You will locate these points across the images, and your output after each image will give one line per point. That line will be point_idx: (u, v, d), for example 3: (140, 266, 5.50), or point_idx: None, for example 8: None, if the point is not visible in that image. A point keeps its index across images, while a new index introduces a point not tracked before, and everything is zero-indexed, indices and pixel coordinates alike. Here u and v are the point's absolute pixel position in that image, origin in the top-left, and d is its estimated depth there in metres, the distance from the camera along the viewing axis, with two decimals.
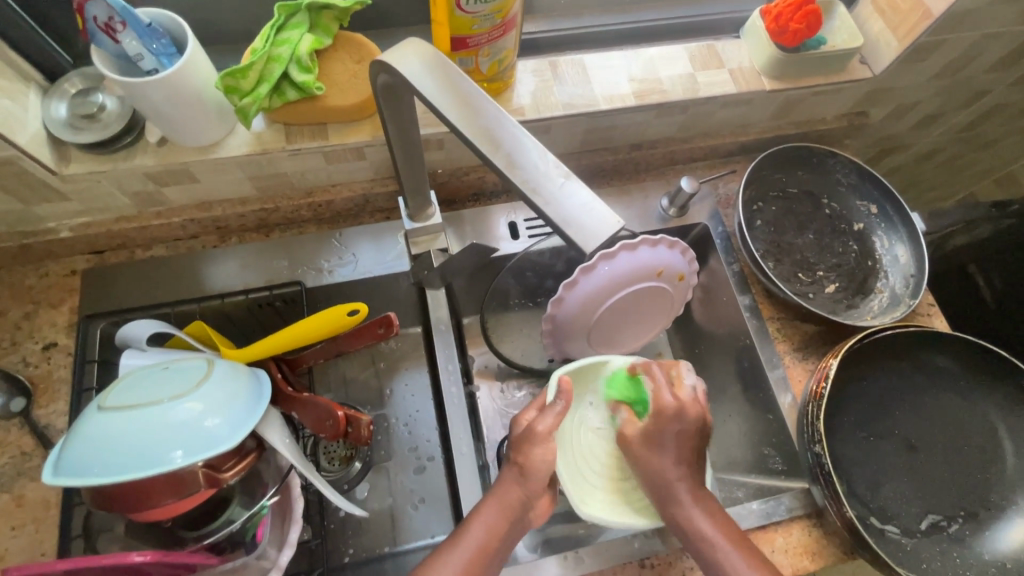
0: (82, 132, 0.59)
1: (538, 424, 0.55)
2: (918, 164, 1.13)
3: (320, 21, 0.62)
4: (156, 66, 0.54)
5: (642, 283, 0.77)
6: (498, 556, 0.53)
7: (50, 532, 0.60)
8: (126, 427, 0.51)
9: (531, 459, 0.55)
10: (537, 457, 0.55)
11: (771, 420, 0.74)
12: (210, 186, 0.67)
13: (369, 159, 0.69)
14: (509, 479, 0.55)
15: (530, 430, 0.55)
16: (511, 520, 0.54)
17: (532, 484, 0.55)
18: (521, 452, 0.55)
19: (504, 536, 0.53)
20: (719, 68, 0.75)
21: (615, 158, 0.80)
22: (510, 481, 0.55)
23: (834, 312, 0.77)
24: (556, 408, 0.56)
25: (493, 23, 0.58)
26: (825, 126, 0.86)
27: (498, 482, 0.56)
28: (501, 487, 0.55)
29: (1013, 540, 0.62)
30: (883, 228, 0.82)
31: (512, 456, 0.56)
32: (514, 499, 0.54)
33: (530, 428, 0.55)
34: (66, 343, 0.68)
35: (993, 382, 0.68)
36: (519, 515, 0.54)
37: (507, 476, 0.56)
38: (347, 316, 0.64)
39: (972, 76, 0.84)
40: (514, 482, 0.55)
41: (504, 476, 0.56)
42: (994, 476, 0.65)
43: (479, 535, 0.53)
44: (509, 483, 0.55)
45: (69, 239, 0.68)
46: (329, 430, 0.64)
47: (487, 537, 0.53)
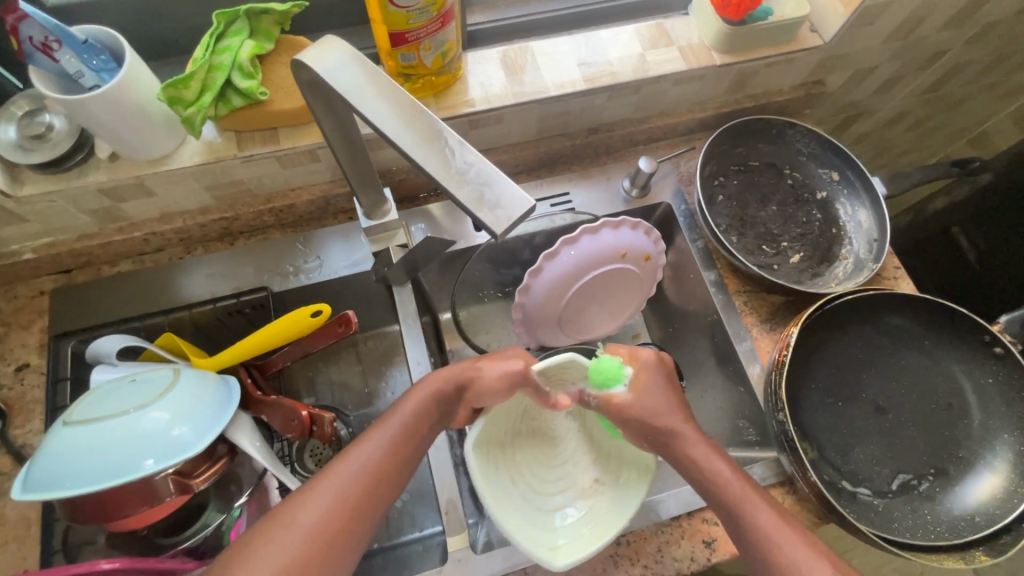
0: (31, 152, 0.59)
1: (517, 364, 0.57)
2: (886, 130, 1.13)
3: (260, 26, 0.62)
4: (97, 82, 0.55)
5: (607, 265, 0.78)
6: (413, 450, 0.53)
7: (32, 548, 0.61)
8: (92, 439, 0.52)
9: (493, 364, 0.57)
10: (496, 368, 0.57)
11: (742, 392, 0.75)
12: (167, 198, 0.68)
13: (324, 161, 0.69)
14: (440, 381, 0.56)
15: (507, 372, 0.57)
16: (422, 421, 0.55)
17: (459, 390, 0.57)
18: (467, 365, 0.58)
19: (413, 436, 0.53)
20: (668, 46, 0.75)
21: (573, 143, 0.81)
22: (434, 386, 0.56)
23: (799, 281, 0.77)
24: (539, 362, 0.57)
25: (429, 16, 0.58)
26: (783, 98, 0.86)
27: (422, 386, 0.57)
28: (425, 387, 0.56)
29: (981, 494, 0.63)
30: (846, 195, 0.82)
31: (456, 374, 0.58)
32: (447, 396, 0.56)
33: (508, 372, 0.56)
34: (38, 363, 0.69)
35: (956, 339, 0.68)
36: (442, 411, 0.57)
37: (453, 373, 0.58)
38: (310, 317, 0.64)
39: (926, 36, 0.83)
40: (430, 394, 0.56)
41: (429, 378, 0.57)
42: (962, 432, 0.66)
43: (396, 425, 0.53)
44: (433, 385, 0.56)
45: (34, 260, 0.69)
46: (296, 429, 0.65)
47: (405, 427, 0.53)
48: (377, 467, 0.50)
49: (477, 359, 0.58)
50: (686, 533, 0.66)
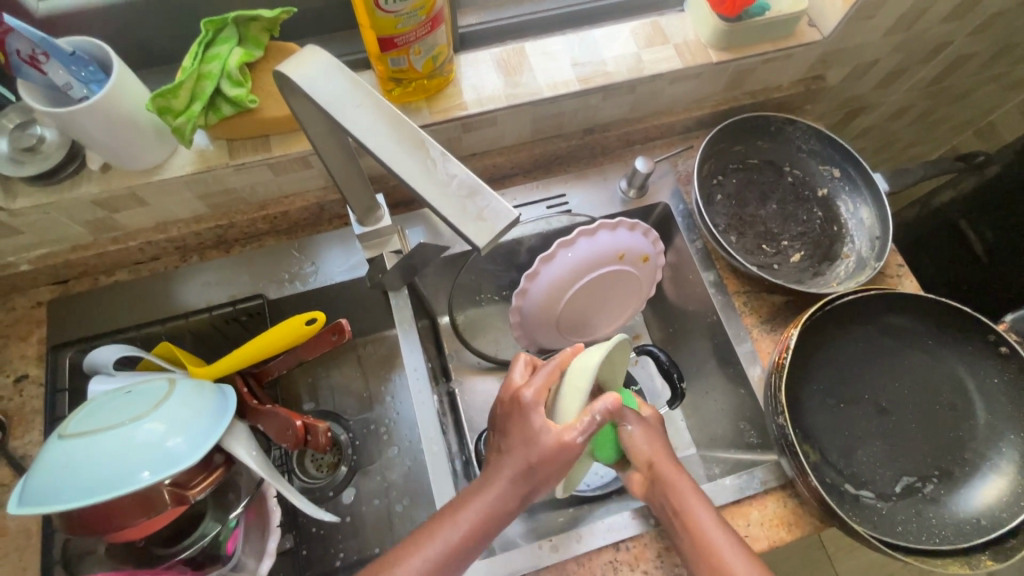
0: (23, 165, 0.59)
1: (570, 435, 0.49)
2: (890, 123, 1.12)
3: (248, 33, 0.62)
4: (86, 93, 0.55)
5: (605, 267, 0.77)
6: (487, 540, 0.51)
7: (33, 559, 0.61)
8: (87, 452, 0.52)
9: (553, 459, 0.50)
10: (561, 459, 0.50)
11: (743, 394, 0.74)
12: (161, 207, 0.68)
13: (316, 167, 0.69)
14: (515, 477, 0.50)
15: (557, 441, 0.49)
16: (499, 516, 0.51)
17: (534, 484, 0.51)
18: (541, 457, 0.50)
19: (491, 528, 0.51)
20: (664, 44, 0.74)
21: (568, 144, 0.80)
22: (512, 475, 0.50)
23: (800, 281, 0.76)
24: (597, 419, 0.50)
25: (418, 20, 0.57)
26: (782, 93, 0.85)
27: (500, 476, 0.51)
28: (507, 480, 0.51)
29: (987, 496, 0.62)
30: (847, 191, 0.81)
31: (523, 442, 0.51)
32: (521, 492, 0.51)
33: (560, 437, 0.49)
34: (36, 374, 0.69)
35: (960, 338, 0.67)
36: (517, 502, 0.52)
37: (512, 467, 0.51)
38: (305, 325, 0.64)
39: (929, 29, 0.82)
40: (510, 480, 0.51)
41: (510, 470, 0.51)
42: (967, 433, 0.65)
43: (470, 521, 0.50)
44: (511, 480, 0.51)
45: (30, 271, 0.69)
46: (290, 439, 0.66)
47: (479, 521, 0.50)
48: (458, 550, 0.49)
49: (528, 451, 0.50)
50: None
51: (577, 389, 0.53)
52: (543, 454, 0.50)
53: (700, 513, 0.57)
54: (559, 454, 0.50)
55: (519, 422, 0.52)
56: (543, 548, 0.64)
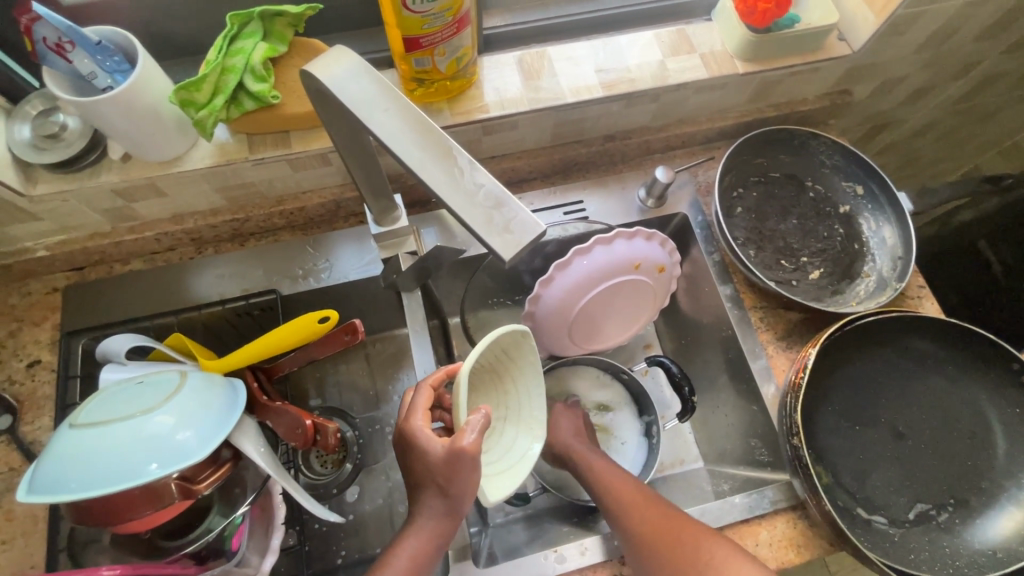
0: (45, 152, 0.60)
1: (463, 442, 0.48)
2: (914, 140, 1.10)
3: (274, 29, 0.61)
4: (110, 84, 0.55)
5: (619, 276, 0.76)
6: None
7: (39, 546, 0.61)
8: (97, 444, 0.52)
9: (461, 483, 0.50)
10: (464, 480, 0.50)
11: (756, 411, 0.73)
12: (179, 199, 0.68)
13: (335, 165, 0.68)
14: (437, 511, 0.52)
15: (454, 453, 0.48)
16: (434, 551, 0.52)
17: (457, 515, 0.52)
18: (452, 480, 0.50)
19: (426, 565, 0.52)
20: (690, 54, 0.73)
21: (589, 150, 0.79)
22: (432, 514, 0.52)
23: (818, 298, 0.75)
24: (478, 421, 0.48)
25: (444, 21, 0.57)
26: (807, 107, 0.83)
27: (421, 513, 0.52)
28: (426, 519, 0.52)
29: (1003, 528, 0.60)
30: (870, 209, 0.79)
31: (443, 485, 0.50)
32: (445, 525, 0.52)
33: (457, 449, 0.48)
34: (49, 360, 0.69)
35: (981, 365, 0.65)
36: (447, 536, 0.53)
37: (433, 503, 0.51)
38: (318, 323, 0.63)
39: (961, 47, 0.80)
40: (433, 509, 0.52)
41: (430, 509, 0.52)
42: (985, 462, 0.63)
43: (408, 548, 0.52)
44: (438, 517, 0.52)
45: (47, 257, 0.69)
46: (300, 438, 0.66)
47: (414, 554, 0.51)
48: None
49: (442, 480, 0.50)
50: None
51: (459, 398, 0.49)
52: (444, 469, 0.50)
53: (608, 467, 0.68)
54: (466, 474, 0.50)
55: (417, 455, 0.52)
56: (549, 559, 0.64)
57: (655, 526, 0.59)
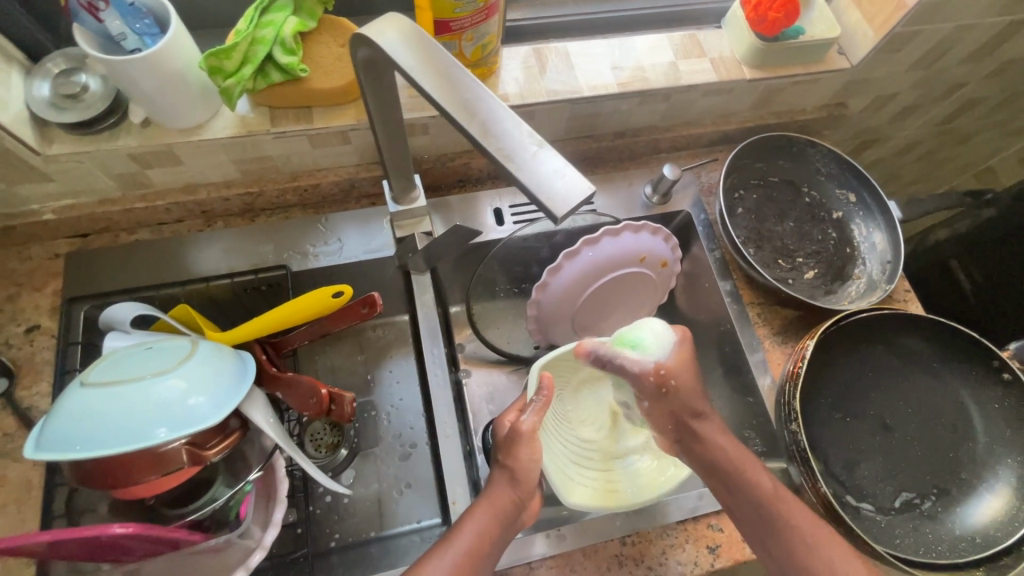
0: (65, 112, 0.59)
1: (523, 423, 0.57)
2: (898, 158, 1.16)
3: (305, 4, 0.62)
4: (139, 46, 0.55)
5: (625, 268, 0.79)
6: (490, 559, 0.54)
7: (32, 512, 0.60)
8: (109, 403, 0.51)
9: (519, 458, 0.57)
10: (524, 456, 0.57)
11: (751, 403, 0.75)
12: (195, 168, 0.67)
13: (354, 144, 0.69)
14: (501, 483, 0.57)
15: (514, 430, 0.57)
16: (500, 523, 0.55)
17: (523, 489, 0.57)
18: (509, 455, 0.57)
19: (495, 540, 0.54)
20: (700, 58, 0.77)
21: (599, 146, 0.82)
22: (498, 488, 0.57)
23: (812, 297, 0.78)
24: (535, 404, 0.58)
25: (475, 6, 0.58)
26: (805, 116, 0.87)
27: (489, 487, 0.57)
28: (492, 493, 0.56)
29: (982, 516, 0.64)
30: (861, 216, 0.84)
31: (500, 460, 0.58)
32: (506, 503, 0.56)
33: (516, 428, 0.57)
34: (49, 326, 0.68)
35: (964, 363, 0.69)
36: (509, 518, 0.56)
37: (497, 479, 0.58)
38: (332, 297, 0.64)
39: (948, 68, 0.85)
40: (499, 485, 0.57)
41: (494, 483, 0.57)
42: (966, 454, 0.67)
43: (469, 536, 0.53)
44: (501, 488, 0.57)
45: (53, 221, 0.68)
46: (313, 408, 0.64)
47: (477, 537, 0.53)
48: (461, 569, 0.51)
49: (503, 454, 0.58)
50: (691, 538, 0.66)
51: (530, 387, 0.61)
52: (511, 444, 0.58)
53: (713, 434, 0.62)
54: (527, 451, 0.57)
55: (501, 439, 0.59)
56: (550, 539, 0.65)
57: (735, 475, 0.59)
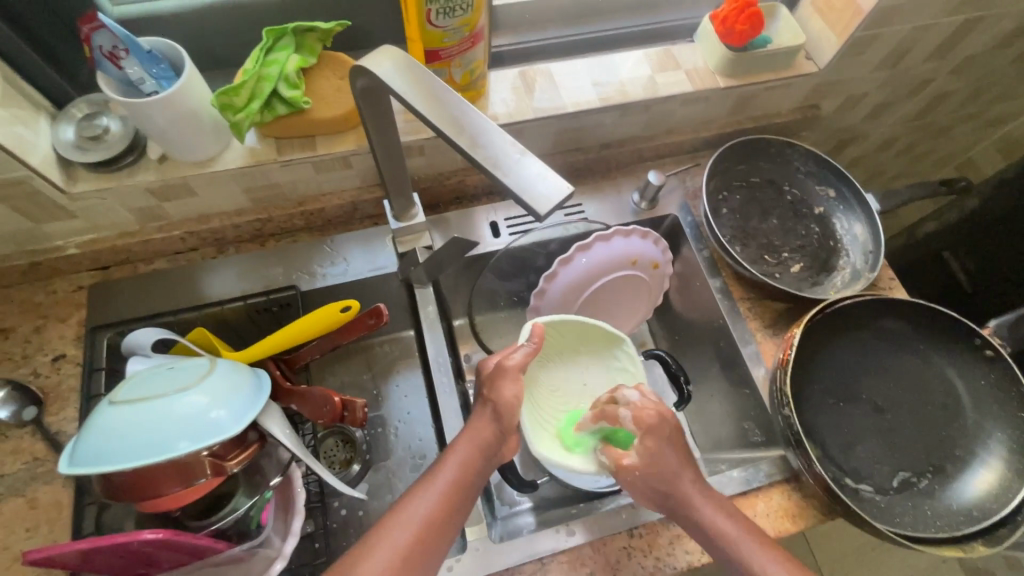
0: (88, 152, 0.64)
1: (510, 360, 0.58)
2: (878, 154, 1.20)
3: (305, 42, 0.68)
4: (157, 89, 0.60)
5: (618, 271, 0.82)
6: (473, 488, 0.57)
7: (63, 531, 0.63)
8: (137, 418, 0.54)
9: (502, 394, 0.58)
10: (508, 393, 0.58)
11: (748, 394, 0.79)
12: (207, 199, 0.72)
13: (355, 168, 0.74)
14: (483, 417, 0.59)
15: (501, 366, 0.58)
16: (482, 455, 0.57)
17: (501, 425, 0.58)
18: (494, 389, 0.58)
19: (478, 470, 0.57)
20: (675, 69, 0.82)
21: (586, 157, 0.86)
22: (483, 420, 0.59)
23: (799, 289, 0.81)
24: (526, 347, 0.59)
25: (462, 35, 0.63)
26: (781, 119, 0.92)
27: (470, 421, 0.59)
28: (473, 427, 0.58)
29: (977, 490, 0.66)
30: (842, 210, 0.87)
31: (483, 394, 0.59)
32: (487, 436, 0.58)
33: (502, 364, 0.58)
34: (74, 354, 0.71)
35: (948, 343, 0.72)
36: (488, 458, 0.58)
37: (481, 412, 0.59)
38: (340, 312, 0.67)
39: (913, 66, 0.90)
40: (484, 420, 0.59)
41: (476, 418, 0.59)
42: (957, 431, 0.69)
43: (451, 469, 0.56)
44: (482, 422, 0.58)
45: (76, 255, 0.73)
46: (327, 416, 0.67)
47: (459, 470, 0.56)
48: (447, 501, 0.55)
49: (484, 387, 0.59)
50: None
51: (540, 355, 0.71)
52: (496, 388, 0.58)
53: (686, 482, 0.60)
54: (509, 384, 0.58)
55: (493, 383, 0.59)
56: (561, 533, 0.67)
57: (725, 546, 0.58)
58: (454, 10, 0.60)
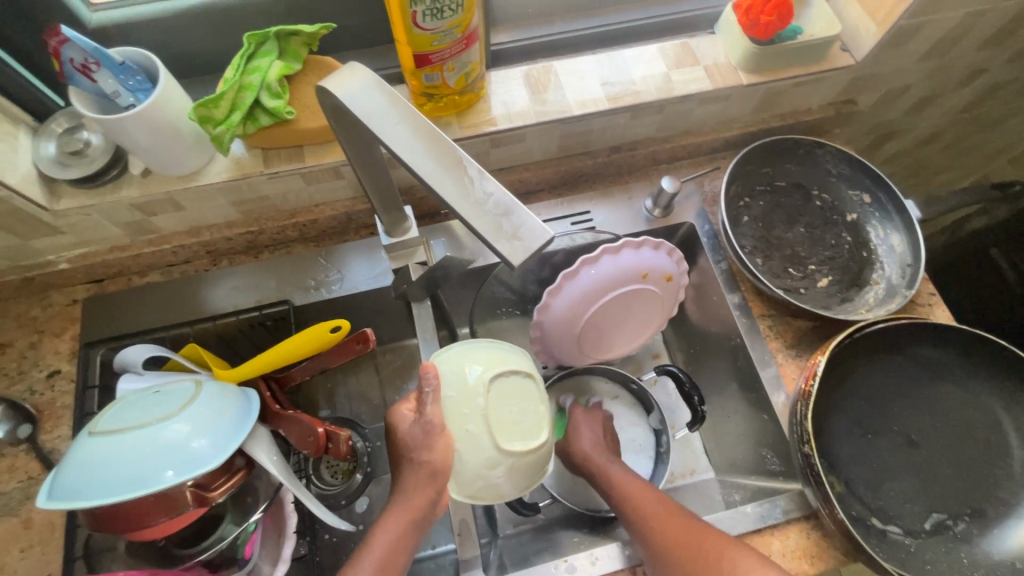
0: (69, 168, 0.62)
1: (434, 415, 0.54)
2: (921, 149, 1.10)
3: (289, 48, 0.64)
4: (133, 102, 0.57)
5: (628, 286, 0.77)
6: (406, 557, 0.53)
7: (56, 553, 0.62)
8: (116, 449, 0.53)
9: (437, 457, 0.54)
10: (441, 453, 0.54)
11: (766, 420, 0.73)
12: (196, 212, 0.70)
13: (347, 178, 0.70)
14: (418, 487, 0.53)
15: (427, 423, 0.54)
16: (414, 523, 0.54)
17: (438, 489, 0.54)
18: (427, 453, 0.54)
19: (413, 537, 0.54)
20: (694, 65, 0.74)
21: (595, 162, 0.80)
22: (417, 490, 0.53)
23: (827, 306, 0.75)
24: (429, 395, 0.53)
25: (454, 38, 0.58)
26: (812, 116, 0.84)
27: (401, 488, 0.54)
28: (407, 494, 0.54)
29: (1020, 538, 0.59)
30: (878, 217, 0.79)
31: (414, 459, 0.54)
32: (422, 502, 0.53)
33: (430, 423, 0.54)
34: (68, 370, 0.71)
35: (994, 372, 0.65)
36: (421, 526, 0.54)
37: (415, 479, 0.54)
38: (330, 332, 0.64)
39: (965, 55, 0.80)
40: (419, 488, 0.54)
41: (409, 482, 0.54)
42: (1001, 470, 0.62)
43: (381, 540, 0.52)
44: (416, 492, 0.53)
45: (67, 270, 0.71)
46: (311, 446, 0.66)
47: (390, 541, 0.52)
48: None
49: (411, 456, 0.54)
50: None
51: (472, 388, 0.57)
52: (427, 454, 0.54)
53: (613, 468, 0.67)
54: (440, 449, 0.54)
55: (422, 446, 0.54)
56: (561, 568, 0.63)
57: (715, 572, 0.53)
58: (443, 11, 0.55)
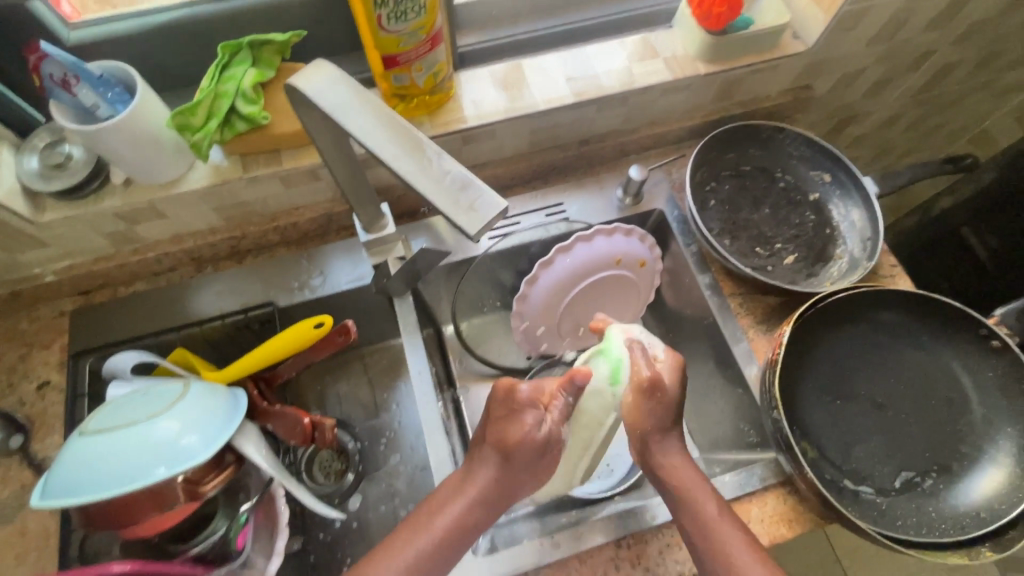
0: (52, 181, 0.64)
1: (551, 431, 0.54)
2: (883, 132, 1.14)
3: (262, 56, 0.66)
4: (112, 113, 0.59)
5: (602, 272, 0.80)
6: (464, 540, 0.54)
7: (52, 557, 0.63)
8: (107, 448, 0.54)
9: (532, 463, 0.54)
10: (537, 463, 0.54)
11: (742, 394, 0.76)
12: (178, 219, 0.72)
13: (325, 180, 0.72)
14: (495, 478, 0.54)
15: (547, 440, 0.54)
16: (480, 510, 0.54)
17: (513, 491, 0.55)
18: (518, 458, 0.54)
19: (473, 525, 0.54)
20: (654, 58, 0.78)
21: (565, 155, 0.83)
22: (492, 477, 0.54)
23: (794, 282, 0.78)
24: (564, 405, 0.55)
25: (419, 39, 0.61)
26: (771, 103, 0.88)
27: (484, 475, 0.54)
28: (484, 482, 0.54)
29: (984, 489, 0.62)
30: (838, 195, 0.83)
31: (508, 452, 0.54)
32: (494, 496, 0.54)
33: (538, 438, 0.53)
34: (58, 380, 0.72)
35: (952, 334, 0.68)
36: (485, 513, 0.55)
37: (497, 470, 0.54)
38: (313, 328, 0.66)
39: (911, 38, 0.84)
40: (498, 478, 0.54)
41: (487, 474, 0.54)
42: (964, 426, 0.65)
43: (447, 516, 0.53)
44: (496, 481, 0.54)
45: (54, 282, 0.73)
46: (298, 437, 0.68)
47: (454, 521, 0.54)
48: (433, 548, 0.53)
49: (509, 449, 0.54)
50: None
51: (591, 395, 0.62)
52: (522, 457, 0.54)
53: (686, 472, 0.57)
54: (536, 457, 0.54)
55: (520, 450, 0.53)
56: (545, 544, 0.65)
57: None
58: (406, 14, 0.58)
